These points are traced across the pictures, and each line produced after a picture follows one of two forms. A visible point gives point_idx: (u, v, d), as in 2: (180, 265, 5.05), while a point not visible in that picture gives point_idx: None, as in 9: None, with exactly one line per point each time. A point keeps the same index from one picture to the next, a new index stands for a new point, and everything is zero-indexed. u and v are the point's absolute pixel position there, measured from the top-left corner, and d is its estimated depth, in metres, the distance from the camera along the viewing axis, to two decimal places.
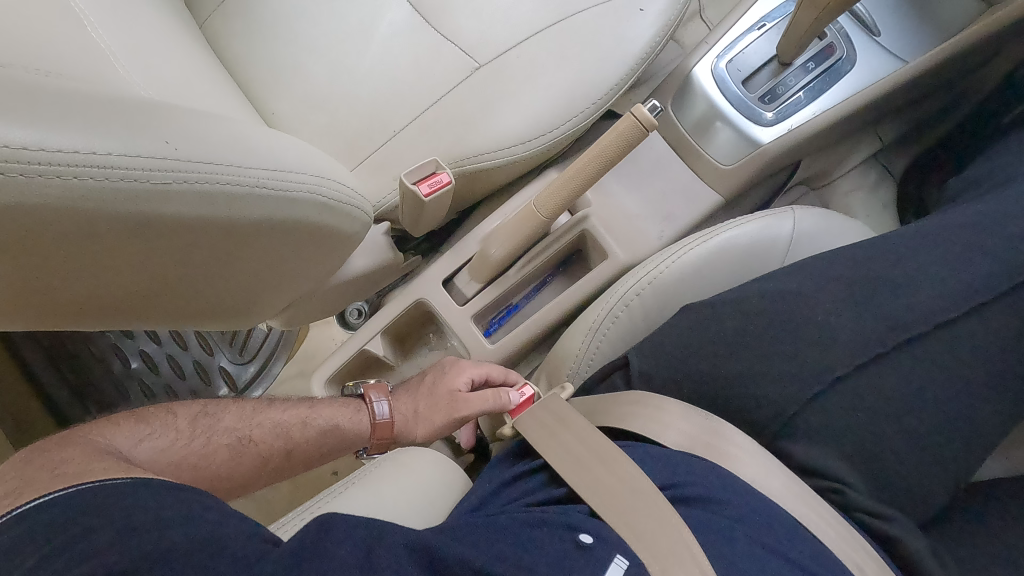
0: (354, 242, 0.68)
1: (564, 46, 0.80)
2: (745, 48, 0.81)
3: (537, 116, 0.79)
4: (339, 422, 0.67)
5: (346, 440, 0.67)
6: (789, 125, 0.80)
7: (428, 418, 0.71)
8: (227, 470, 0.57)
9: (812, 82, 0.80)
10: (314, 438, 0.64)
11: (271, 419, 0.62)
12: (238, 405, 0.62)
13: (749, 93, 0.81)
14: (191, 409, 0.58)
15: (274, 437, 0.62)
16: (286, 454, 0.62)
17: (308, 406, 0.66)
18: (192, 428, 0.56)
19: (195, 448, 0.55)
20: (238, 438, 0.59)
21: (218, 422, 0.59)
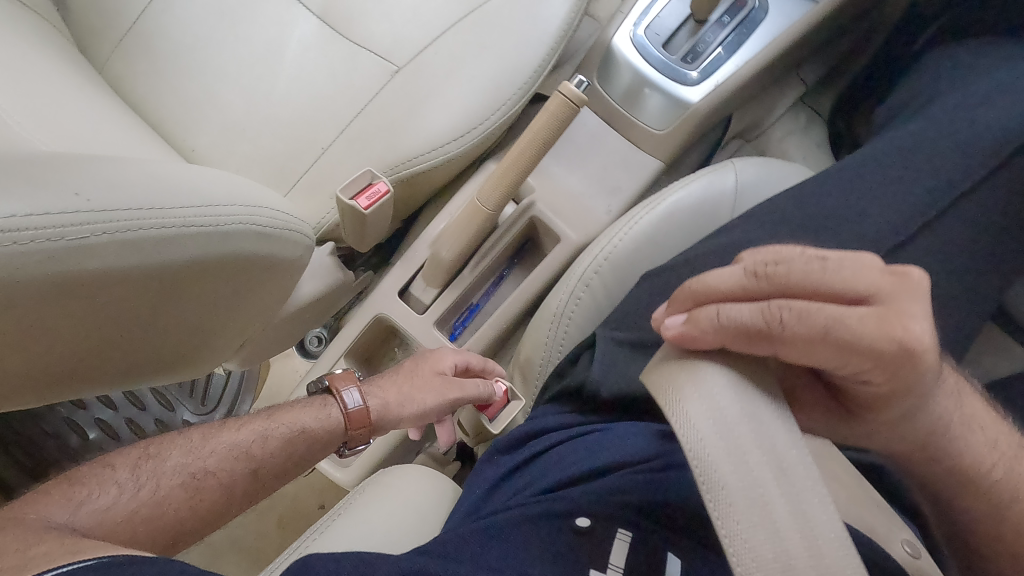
0: (297, 268, 0.65)
1: (481, 34, 0.77)
2: (660, 11, 0.81)
3: (466, 109, 0.76)
4: (304, 423, 0.63)
5: (320, 438, 0.64)
6: (715, 81, 0.80)
7: (413, 396, 0.67)
8: (187, 510, 0.54)
9: (729, 35, 0.80)
10: (278, 448, 0.61)
11: (226, 442, 0.58)
12: (191, 435, 0.58)
13: (671, 55, 0.80)
14: (131, 455, 0.54)
15: (233, 460, 0.58)
16: (252, 479, 0.59)
17: (266, 417, 0.62)
18: (135, 477, 0.52)
19: (143, 497, 0.52)
20: (191, 474, 0.55)
21: (165, 462, 0.55)
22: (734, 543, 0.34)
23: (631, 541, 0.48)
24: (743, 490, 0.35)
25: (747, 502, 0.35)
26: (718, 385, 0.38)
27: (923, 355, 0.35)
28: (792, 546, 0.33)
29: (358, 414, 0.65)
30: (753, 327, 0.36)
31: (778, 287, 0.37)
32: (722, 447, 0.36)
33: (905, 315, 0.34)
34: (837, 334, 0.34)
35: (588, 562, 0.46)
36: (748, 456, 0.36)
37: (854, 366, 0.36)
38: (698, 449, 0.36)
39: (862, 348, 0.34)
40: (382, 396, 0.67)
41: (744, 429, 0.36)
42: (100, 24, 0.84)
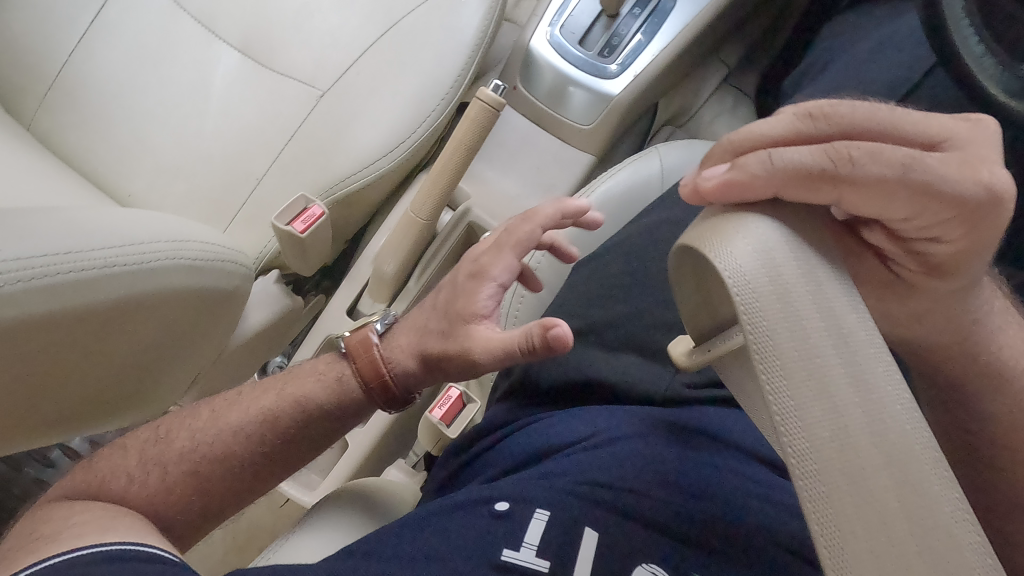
0: (238, 297, 0.66)
1: (400, 49, 0.78)
2: (573, 10, 0.83)
3: (392, 124, 0.77)
4: (310, 398, 0.60)
5: (337, 406, 0.59)
6: (633, 72, 0.82)
7: (422, 343, 0.56)
8: (207, 491, 0.56)
9: (643, 26, 0.82)
10: (289, 425, 0.59)
11: (233, 423, 0.58)
12: (202, 416, 0.59)
13: (588, 52, 0.82)
14: (145, 439, 0.58)
15: (243, 441, 0.58)
16: (264, 460, 0.59)
17: (273, 394, 0.60)
18: (144, 466, 0.56)
19: (154, 483, 0.55)
20: (202, 457, 0.57)
21: (172, 447, 0.57)
22: (791, 419, 0.31)
23: (552, 515, 0.46)
24: (799, 360, 0.31)
25: (804, 370, 0.31)
26: (765, 237, 0.33)
27: (1005, 202, 0.34)
28: (847, 417, 0.31)
29: (370, 366, 0.57)
30: (816, 168, 0.32)
31: (842, 128, 0.34)
32: (775, 312, 0.31)
33: (981, 161, 0.34)
34: (918, 176, 0.32)
35: (504, 539, 0.45)
36: (808, 323, 0.32)
37: (931, 216, 0.34)
38: (755, 316, 0.31)
39: (946, 195, 0.33)
40: (401, 345, 0.57)
41: (800, 292, 0.32)
42: (24, 80, 0.85)
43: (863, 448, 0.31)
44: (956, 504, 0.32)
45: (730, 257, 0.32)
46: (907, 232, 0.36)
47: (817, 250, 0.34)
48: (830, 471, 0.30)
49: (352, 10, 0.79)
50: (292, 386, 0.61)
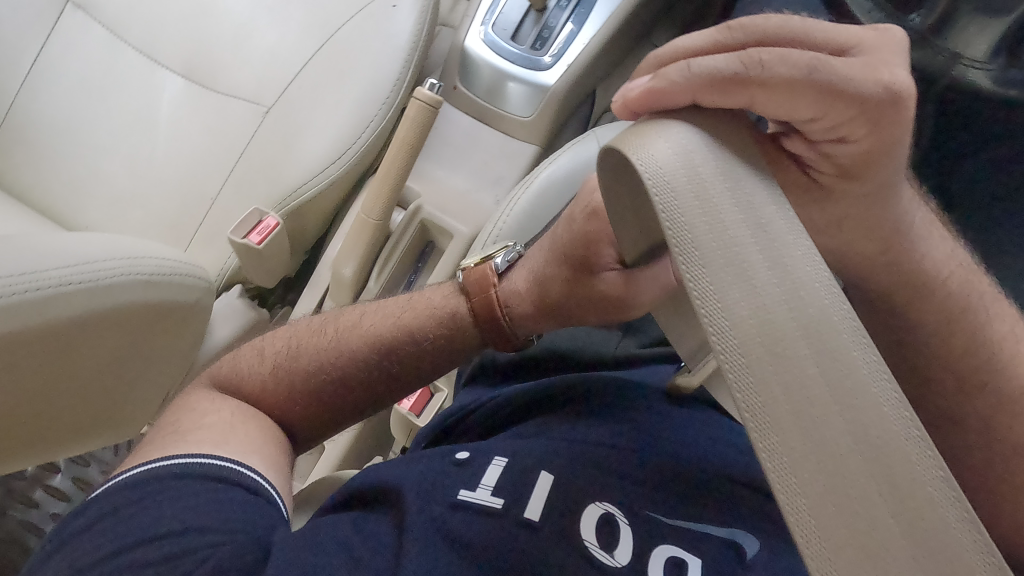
0: (202, 310, 0.68)
1: (338, 60, 0.81)
2: (502, 8, 0.86)
3: (338, 132, 0.79)
4: (419, 330, 0.61)
5: (446, 336, 0.61)
6: (566, 61, 0.85)
7: (546, 286, 0.60)
8: (321, 403, 0.60)
9: (572, 17, 0.85)
10: (407, 348, 0.61)
11: (350, 345, 0.61)
12: (324, 331, 0.62)
13: (521, 47, 0.85)
14: (270, 345, 0.62)
15: (360, 360, 0.60)
16: (375, 380, 0.61)
17: (399, 316, 0.62)
18: (268, 369, 0.60)
19: (273, 385, 0.59)
20: (321, 370, 0.60)
21: (295, 359, 0.60)
22: (711, 303, 0.26)
23: (511, 462, 0.45)
24: (716, 245, 0.28)
25: (720, 254, 0.28)
26: (678, 141, 0.30)
27: (908, 103, 0.33)
28: (777, 315, 0.27)
29: (490, 307, 0.60)
30: (727, 72, 0.32)
31: (758, 35, 0.34)
32: (692, 206, 0.28)
33: (887, 64, 0.33)
34: (825, 73, 0.31)
35: (460, 482, 0.43)
36: (723, 212, 0.28)
37: (837, 116, 0.33)
38: (669, 207, 0.28)
39: (849, 92, 0.32)
40: (517, 287, 0.61)
41: (719, 190, 0.29)
42: None
43: (791, 341, 0.27)
44: (913, 432, 0.26)
45: (643, 157, 0.29)
46: (816, 134, 0.35)
47: (738, 155, 0.31)
48: (759, 374, 0.26)
49: (289, 26, 0.82)
50: (406, 308, 0.63)
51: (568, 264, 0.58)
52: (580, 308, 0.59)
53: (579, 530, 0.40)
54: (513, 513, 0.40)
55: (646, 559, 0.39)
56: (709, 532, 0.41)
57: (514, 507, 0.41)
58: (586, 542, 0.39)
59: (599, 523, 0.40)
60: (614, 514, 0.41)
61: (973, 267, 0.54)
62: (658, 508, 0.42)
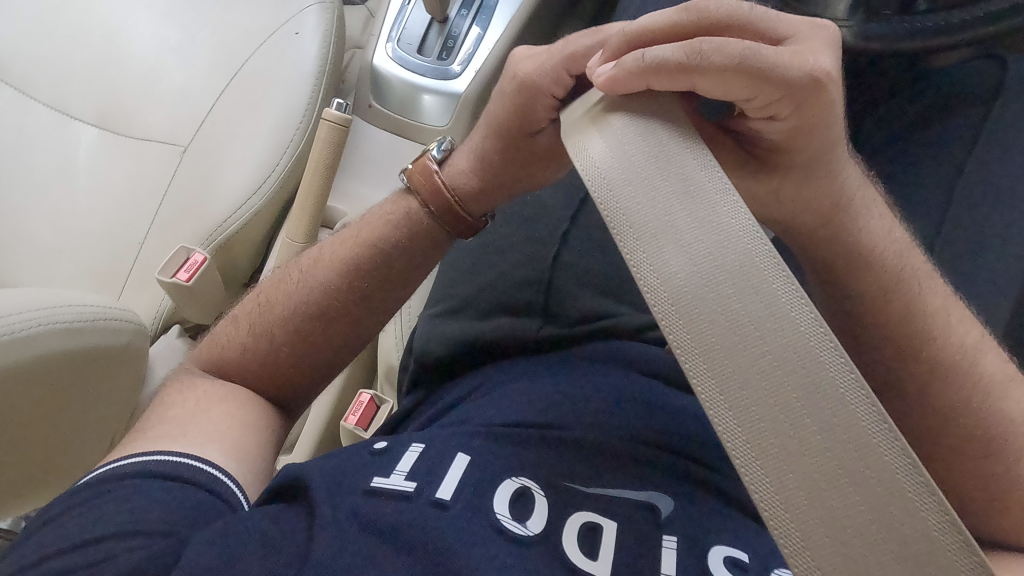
0: (133, 353, 0.68)
1: (249, 91, 0.82)
2: (405, 25, 0.88)
3: (256, 162, 0.80)
4: (379, 244, 0.62)
5: (407, 238, 0.62)
6: (475, 66, 0.86)
7: (488, 170, 0.58)
8: (303, 344, 0.62)
9: (474, 24, 0.87)
10: (371, 269, 0.62)
11: (318, 279, 0.63)
12: (293, 278, 0.64)
13: (429, 59, 0.87)
14: (249, 304, 0.66)
15: (328, 292, 0.62)
16: (350, 305, 0.63)
17: (357, 235, 0.64)
18: (248, 330, 0.63)
19: (252, 343, 0.62)
20: (293, 315, 0.62)
21: (270, 310, 0.63)
22: (645, 274, 0.29)
23: (429, 447, 0.46)
24: (648, 217, 0.30)
25: (651, 224, 0.30)
26: (625, 124, 0.34)
27: (830, 86, 0.35)
28: (707, 268, 0.28)
29: (444, 206, 0.60)
30: (674, 61, 0.34)
31: (706, 23, 0.36)
32: (629, 183, 0.31)
33: (812, 51, 0.35)
34: (752, 61, 0.33)
35: (377, 470, 0.44)
36: (656, 188, 0.30)
37: (767, 99, 0.35)
38: (606, 201, 0.31)
39: (777, 77, 0.34)
40: (463, 175, 0.60)
41: (649, 170, 0.31)
42: None
43: (719, 293, 0.27)
44: (856, 385, 0.25)
45: (591, 152, 0.33)
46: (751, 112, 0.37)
47: (678, 133, 0.33)
48: (693, 327, 0.27)
49: (196, 66, 0.83)
50: (363, 227, 0.64)
51: (505, 138, 0.54)
52: (536, 173, 0.57)
53: (491, 504, 0.40)
54: (425, 495, 0.41)
55: (561, 526, 0.40)
56: (621, 494, 0.42)
57: (426, 489, 0.41)
58: (497, 515, 0.39)
59: (510, 496, 0.41)
60: (530, 487, 0.42)
61: (909, 244, 0.51)
62: (572, 477, 0.43)
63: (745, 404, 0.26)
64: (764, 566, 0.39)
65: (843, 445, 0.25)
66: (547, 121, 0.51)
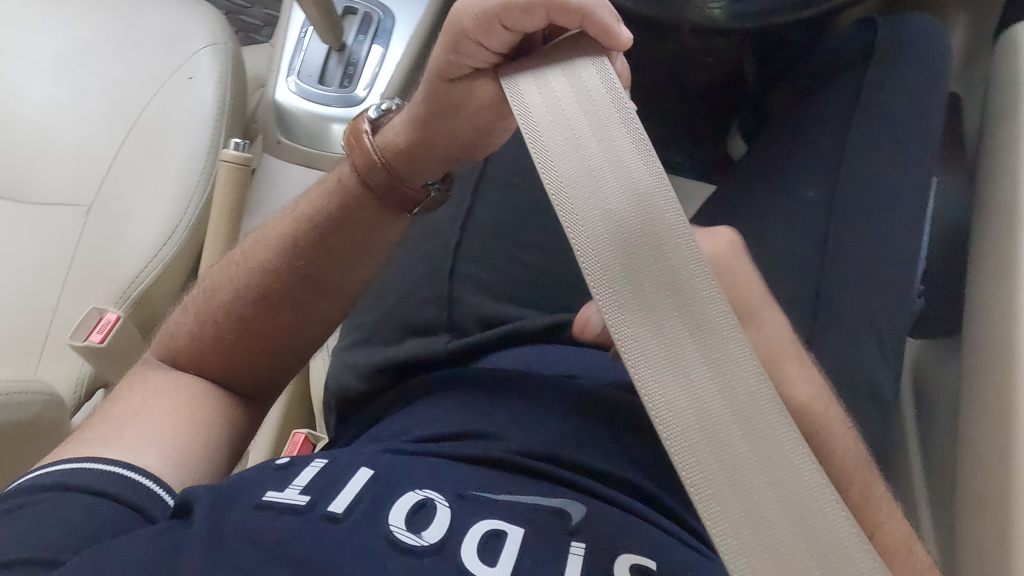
0: (45, 424, 0.64)
1: (148, 141, 0.80)
2: (304, 57, 0.87)
3: (162, 213, 0.79)
4: (317, 213, 0.58)
5: (339, 208, 0.57)
6: (379, 89, 0.86)
7: (418, 130, 0.53)
8: (251, 329, 0.59)
9: (373, 48, 0.87)
10: (312, 244, 0.58)
11: (261, 256, 0.60)
12: (239, 260, 0.61)
13: (331, 88, 0.86)
14: (198, 293, 0.63)
15: (271, 271, 0.59)
16: (293, 286, 0.59)
17: (300, 210, 0.60)
18: (196, 317, 0.61)
19: (200, 332, 0.59)
20: (239, 297, 0.59)
21: (216, 295, 0.60)
22: (659, 407, 0.31)
23: (331, 463, 0.44)
24: (660, 350, 0.32)
25: (664, 359, 0.32)
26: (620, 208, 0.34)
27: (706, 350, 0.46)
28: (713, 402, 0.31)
29: (369, 163, 0.55)
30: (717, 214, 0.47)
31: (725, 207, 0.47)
32: (624, 278, 0.33)
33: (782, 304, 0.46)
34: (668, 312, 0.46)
35: (273, 485, 0.43)
36: (665, 323, 0.32)
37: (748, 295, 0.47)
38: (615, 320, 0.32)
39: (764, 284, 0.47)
40: (394, 132, 0.55)
41: (654, 294, 0.33)
42: None
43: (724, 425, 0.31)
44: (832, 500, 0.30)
45: (577, 208, 0.34)
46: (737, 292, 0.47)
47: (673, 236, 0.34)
48: (705, 461, 0.30)
49: (89, 125, 0.81)
50: (304, 202, 0.60)
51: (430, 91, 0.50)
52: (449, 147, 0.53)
53: (387, 516, 0.39)
54: (318, 507, 0.40)
55: (458, 541, 0.38)
56: (531, 502, 0.42)
57: (319, 503, 0.40)
58: (390, 528, 0.38)
59: (409, 508, 0.40)
60: (431, 499, 0.41)
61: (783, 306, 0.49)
62: (483, 487, 0.43)
63: (727, 494, 0.30)
64: (669, 574, 0.38)
65: (785, 496, 0.30)
66: (470, 68, 0.47)
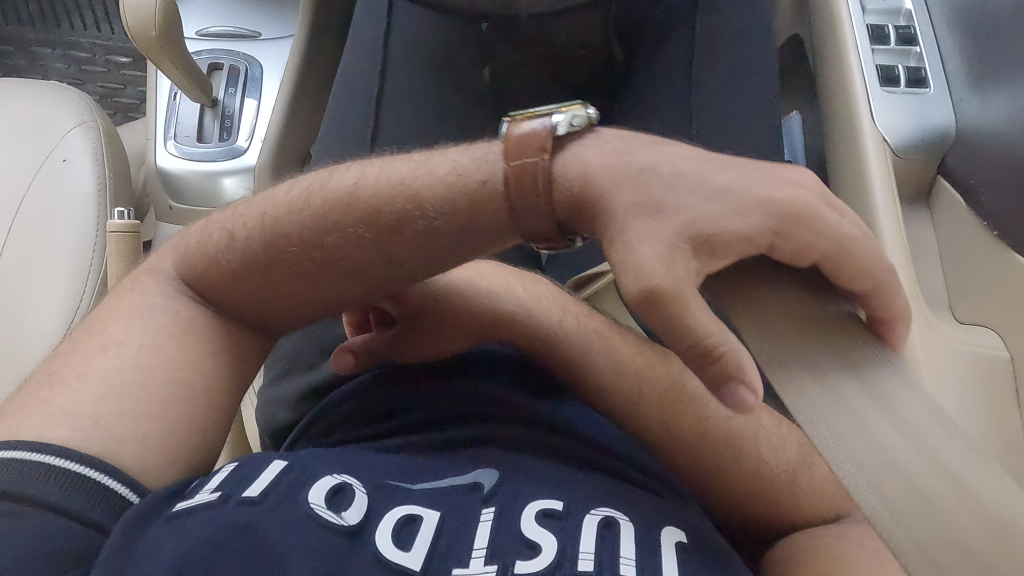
0: None
1: (32, 229, 0.79)
2: (178, 119, 0.88)
3: (61, 297, 0.77)
4: (428, 192, 0.42)
5: (465, 210, 0.42)
6: (259, 136, 0.88)
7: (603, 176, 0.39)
8: (302, 289, 0.48)
9: (245, 98, 0.89)
10: (406, 220, 0.43)
11: (337, 217, 0.44)
12: (302, 207, 0.45)
13: (211, 142, 0.87)
14: (257, 208, 0.48)
15: (342, 240, 0.45)
16: (366, 268, 0.45)
17: (425, 162, 0.44)
18: (239, 233, 0.48)
19: (238, 255, 0.47)
20: (293, 253, 0.46)
21: (269, 224, 0.46)
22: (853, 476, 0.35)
23: (241, 464, 0.44)
24: (871, 459, 0.35)
25: (877, 467, 0.35)
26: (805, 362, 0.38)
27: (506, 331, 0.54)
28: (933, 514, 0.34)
29: (522, 189, 0.40)
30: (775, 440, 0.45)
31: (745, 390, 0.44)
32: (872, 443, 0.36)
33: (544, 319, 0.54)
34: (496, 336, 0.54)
35: (183, 493, 0.42)
36: (878, 449, 0.35)
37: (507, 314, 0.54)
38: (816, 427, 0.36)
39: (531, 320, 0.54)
40: (605, 166, 0.39)
41: (871, 424, 0.36)
42: None
43: (944, 529, 0.34)
44: None
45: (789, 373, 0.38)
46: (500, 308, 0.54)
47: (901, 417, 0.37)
48: (915, 543, 0.34)
49: None
50: (425, 173, 0.43)
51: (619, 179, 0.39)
52: (628, 239, 0.37)
53: (307, 496, 0.41)
54: (232, 497, 0.41)
55: (376, 521, 0.40)
56: (446, 483, 0.44)
57: (234, 496, 0.41)
58: (311, 507, 0.40)
59: (328, 491, 0.42)
60: (349, 483, 0.42)
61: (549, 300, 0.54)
62: (399, 476, 0.44)
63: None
64: (577, 512, 0.42)
65: None
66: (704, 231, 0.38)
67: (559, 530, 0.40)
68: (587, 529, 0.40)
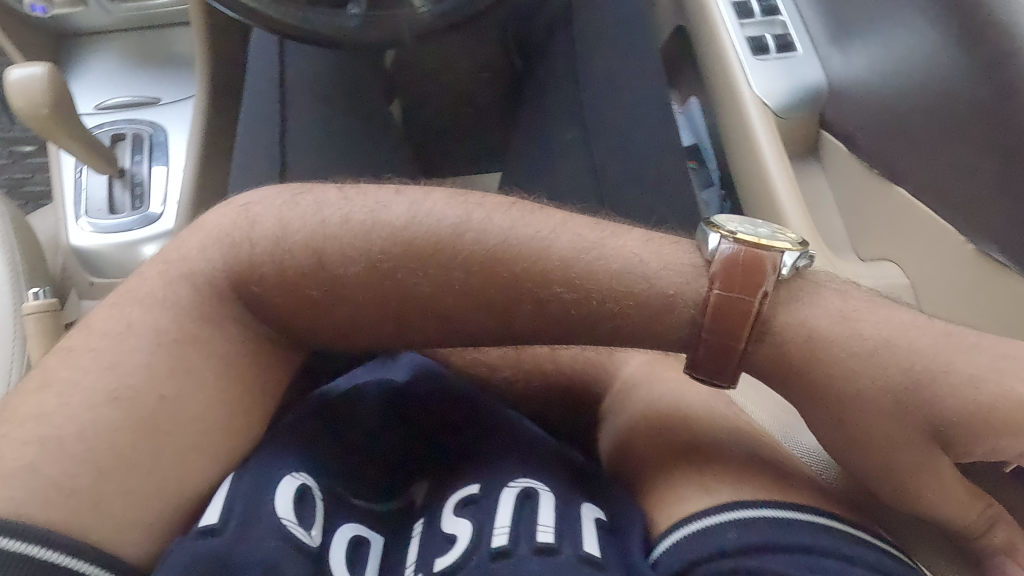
0: None
1: None
2: (88, 194, 0.86)
3: None
4: (599, 273, 0.43)
5: (637, 310, 0.42)
6: (173, 199, 0.87)
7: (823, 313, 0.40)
8: (398, 339, 0.46)
9: (153, 163, 0.89)
10: (564, 295, 0.43)
11: (487, 291, 0.43)
12: (434, 257, 0.44)
13: (125, 212, 0.86)
14: (357, 236, 0.44)
15: (477, 308, 0.44)
16: (490, 338, 0.45)
17: (597, 235, 0.44)
18: (331, 264, 0.44)
19: (327, 290, 0.44)
20: (410, 309, 0.44)
21: (374, 269, 0.44)
22: None
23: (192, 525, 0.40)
24: None
25: None
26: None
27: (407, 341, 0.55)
28: None
29: (729, 328, 0.39)
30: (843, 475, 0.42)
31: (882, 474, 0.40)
32: None
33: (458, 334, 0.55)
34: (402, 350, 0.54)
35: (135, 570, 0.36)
36: None
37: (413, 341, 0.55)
38: None
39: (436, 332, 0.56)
40: (834, 327, 0.40)
41: None
42: None
43: None
44: None
45: None
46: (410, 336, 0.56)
47: None
48: None
49: None
50: (596, 257, 0.43)
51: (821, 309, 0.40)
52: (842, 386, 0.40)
53: (273, 508, 0.37)
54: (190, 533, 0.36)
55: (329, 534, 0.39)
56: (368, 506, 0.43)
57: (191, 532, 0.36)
58: (282, 520, 0.37)
59: (294, 495, 0.39)
60: (310, 487, 0.40)
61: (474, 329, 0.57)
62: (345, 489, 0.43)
63: None
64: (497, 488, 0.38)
65: None
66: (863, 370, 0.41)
67: (476, 514, 0.37)
68: (503, 504, 0.37)
